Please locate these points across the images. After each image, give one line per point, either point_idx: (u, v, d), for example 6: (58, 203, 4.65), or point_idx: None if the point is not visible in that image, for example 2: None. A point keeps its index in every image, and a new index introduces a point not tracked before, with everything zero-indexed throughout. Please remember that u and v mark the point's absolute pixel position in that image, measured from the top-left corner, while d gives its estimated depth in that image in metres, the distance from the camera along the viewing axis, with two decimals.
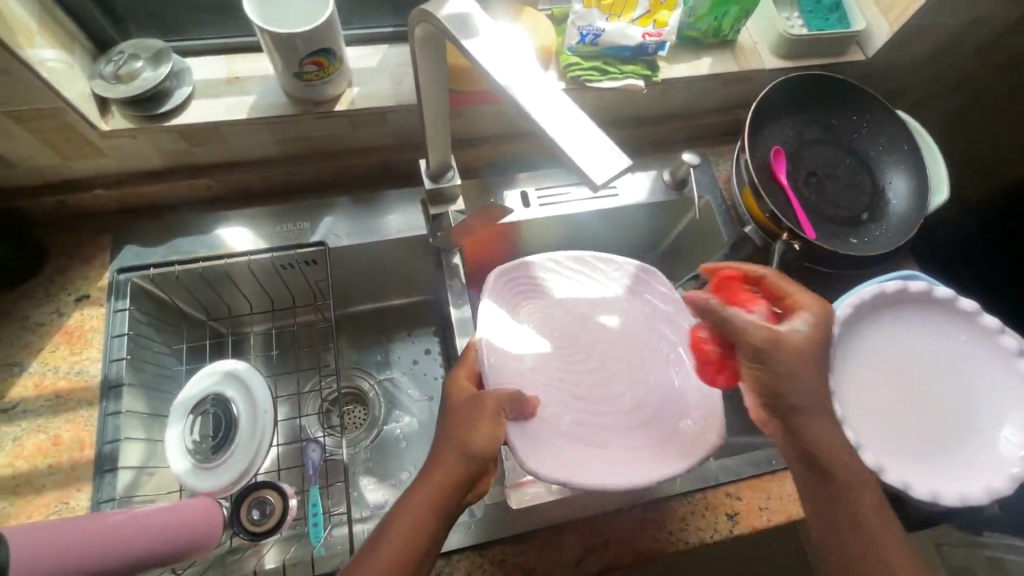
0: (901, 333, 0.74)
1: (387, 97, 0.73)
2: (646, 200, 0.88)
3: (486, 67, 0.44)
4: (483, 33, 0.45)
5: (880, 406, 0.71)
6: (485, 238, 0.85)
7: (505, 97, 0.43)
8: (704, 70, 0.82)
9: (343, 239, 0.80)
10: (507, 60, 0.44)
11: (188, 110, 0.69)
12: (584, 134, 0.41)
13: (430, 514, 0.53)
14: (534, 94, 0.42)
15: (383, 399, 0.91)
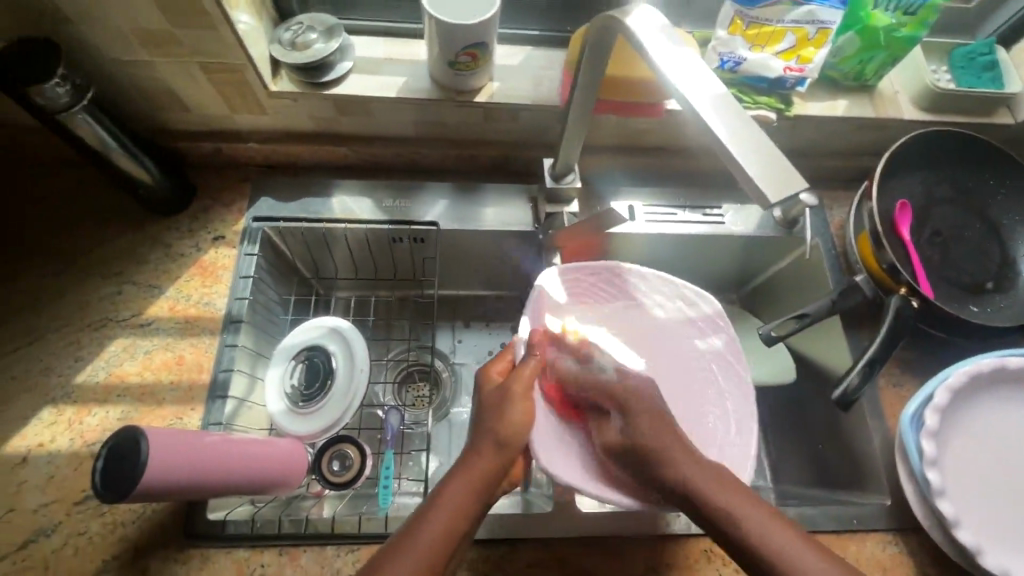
0: (1015, 413, 0.69)
1: (525, 96, 0.77)
2: (753, 234, 0.88)
3: (667, 75, 0.43)
4: (668, 41, 0.45)
5: (981, 485, 0.67)
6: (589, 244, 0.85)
7: (682, 106, 0.43)
8: (839, 112, 0.80)
9: (453, 223, 0.84)
10: (688, 71, 0.44)
11: (345, 83, 0.75)
12: (764, 152, 0.39)
13: (473, 498, 0.55)
14: (712, 106, 0.42)
15: (453, 383, 0.89)
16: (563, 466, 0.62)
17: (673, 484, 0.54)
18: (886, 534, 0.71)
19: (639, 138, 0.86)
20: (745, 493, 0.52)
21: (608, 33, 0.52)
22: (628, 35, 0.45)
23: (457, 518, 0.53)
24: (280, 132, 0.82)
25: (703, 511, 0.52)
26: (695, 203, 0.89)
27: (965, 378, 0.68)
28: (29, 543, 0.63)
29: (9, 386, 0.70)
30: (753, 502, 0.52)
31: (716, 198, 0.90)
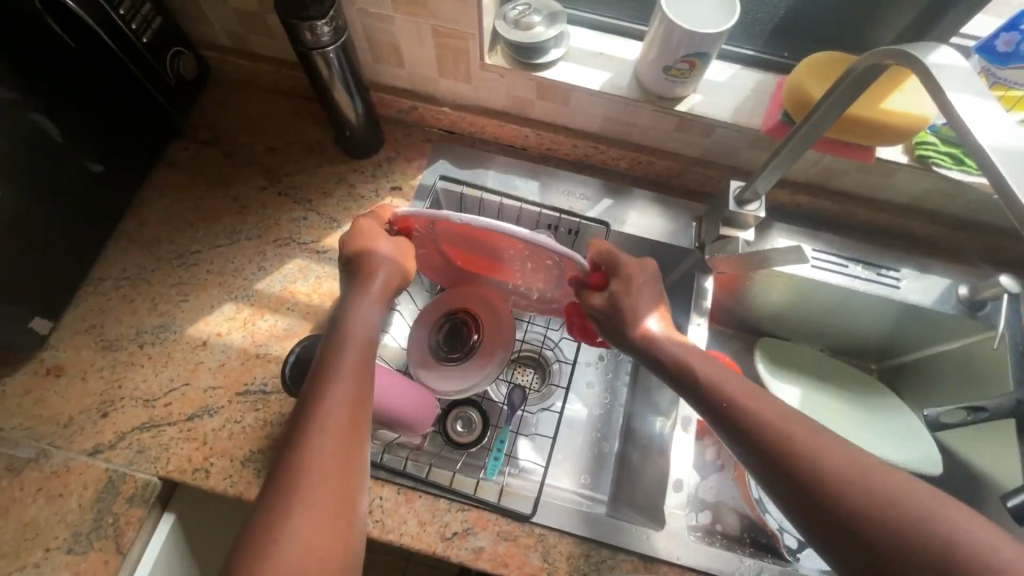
0: None
1: (725, 113, 0.75)
2: (929, 307, 0.81)
3: (968, 124, 0.41)
4: (973, 92, 0.42)
5: None
6: (729, 280, 0.86)
7: (979, 160, 0.40)
8: None
9: (615, 224, 0.84)
10: (991, 124, 0.41)
11: (553, 69, 0.77)
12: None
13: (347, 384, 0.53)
14: (1015, 165, 0.39)
15: (561, 376, 0.89)
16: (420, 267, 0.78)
17: (743, 420, 0.51)
18: None
19: (827, 180, 0.82)
20: (823, 436, 0.48)
21: (881, 70, 0.51)
22: (929, 75, 0.43)
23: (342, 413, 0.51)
24: (474, 103, 0.86)
25: (780, 463, 0.48)
26: (869, 260, 0.83)
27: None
28: (194, 418, 0.71)
29: (204, 278, 0.80)
30: (833, 447, 0.47)
31: (893, 260, 0.84)
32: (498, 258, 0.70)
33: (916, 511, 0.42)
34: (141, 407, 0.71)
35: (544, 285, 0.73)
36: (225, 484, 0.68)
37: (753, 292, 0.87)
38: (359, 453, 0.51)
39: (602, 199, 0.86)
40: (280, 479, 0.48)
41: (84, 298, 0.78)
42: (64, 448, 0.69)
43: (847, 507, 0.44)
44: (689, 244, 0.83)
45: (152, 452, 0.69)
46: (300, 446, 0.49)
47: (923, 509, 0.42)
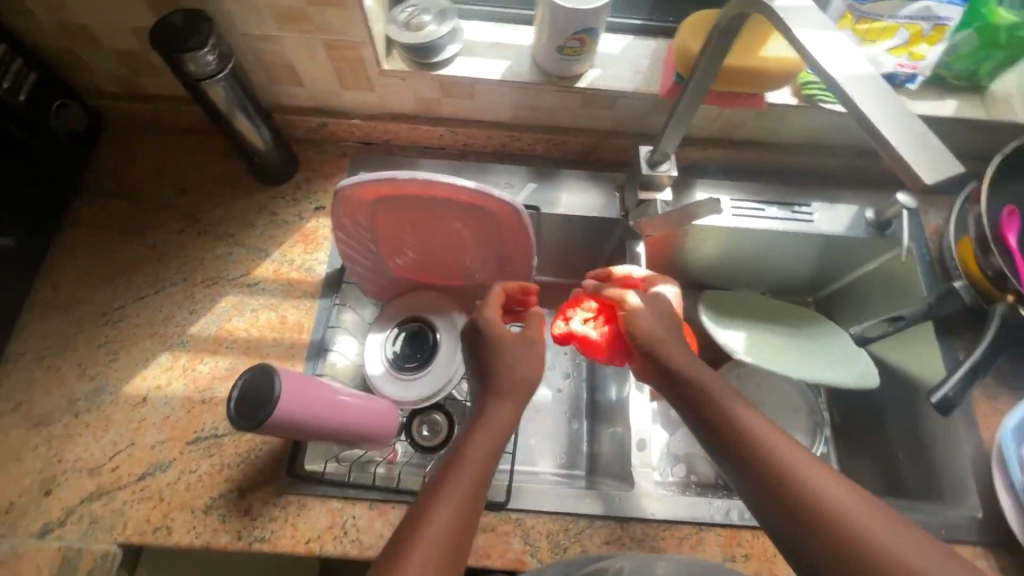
0: None
1: (624, 83, 0.78)
2: (842, 234, 0.86)
3: (817, 59, 0.44)
4: (816, 28, 0.46)
5: None
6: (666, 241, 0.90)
7: (831, 89, 0.43)
8: (948, 113, 0.78)
9: (544, 206, 0.86)
10: (837, 55, 0.45)
11: (452, 65, 0.78)
12: (919, 140, 0.40)
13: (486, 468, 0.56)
14: (862, 87, 0.42)
15: None
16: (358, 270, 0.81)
17: (766, 461, 0.52)
18: (977, 547, 0.69)
19: (731, 132, 0.86)
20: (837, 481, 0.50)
21: (743, 20, 0.54)
22: (778, 20, 0.47)
23: (478, 491, 0.54)
24: (383, 111, 0.86)
25: (789, 492, 0.50)
26: (783, 201, 0.88)
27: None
28: (146, 476, 0.69)
29: (134, 332, 0.77)
30: (839, 481, 0.50)
31: (805, 197, 0.89)
32: (435, 237, 0.76)
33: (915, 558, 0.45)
34: (86, 476, 0.68)
35: (488, 267, 0.80)
36: (190, 536, 0.66)
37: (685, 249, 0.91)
38: (463, 539, 0.52)
39: (527, 184, 0.88)
40: (406, 529, 0.51)
41: (5, 376, 0.74)
42: (9, 536, 0.65)
43: (865, 565, 0.46)
44: (615, 214, 0.86)
45: (106, 521, 0.66)
46: (441, 488, 0.53)
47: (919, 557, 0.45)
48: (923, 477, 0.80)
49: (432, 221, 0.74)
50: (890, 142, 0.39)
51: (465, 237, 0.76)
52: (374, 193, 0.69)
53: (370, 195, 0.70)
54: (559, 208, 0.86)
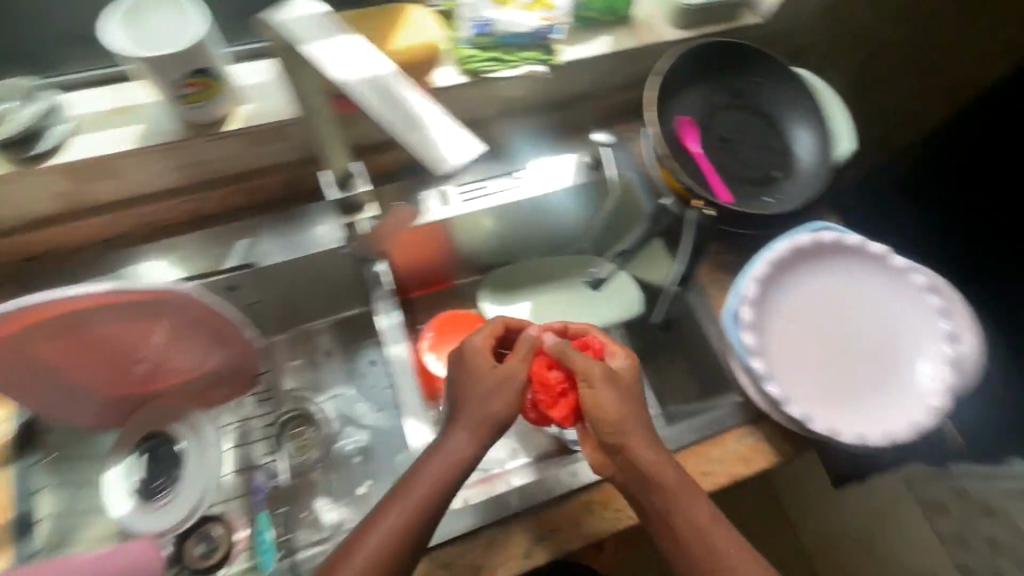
0: (817, 289, 0.75)
1: (282, 109, 0.71)
2: (569, 183, 0.88)
3: (340, 76, 0.48)
4: (331, 44, 0.49)
5: (801, 356, 0.72)
6: (425, 240, 0.88)
7: (360, 101, 0.48)
8: (604, 49, 0.81)
9: (269, 257, 0.77)
10: (357, 63, 0.49)
11: (67, 148, 0.66)
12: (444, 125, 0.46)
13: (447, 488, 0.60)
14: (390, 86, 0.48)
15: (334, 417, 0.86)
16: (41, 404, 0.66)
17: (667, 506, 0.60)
18: (742, 428, 0.76)
19: None
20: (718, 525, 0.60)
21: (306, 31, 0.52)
22: (296, 46, 0.49)
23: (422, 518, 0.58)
24: (20, 220, 0.72)
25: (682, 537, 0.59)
26: (504, 167, 0.89)
27: (766, 263, 0.73)
28: None
29: None
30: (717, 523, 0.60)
31: (526, 160, 0.90)
32: (131, 346, 0.66)
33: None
34: None
35: (213, 355, 0.73)
36: None
37: (436, 244, 0.90)
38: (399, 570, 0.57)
39: (242, 241, 0.79)
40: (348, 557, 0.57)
41: None
42: None
43: None
44: (338, 243, 0.78)
45: None
46: (378, 519, 0.58)
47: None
48: (700, 377, 0.87)
49: (109, 337, 0.64)
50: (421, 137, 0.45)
51: (163, 339, 0.68)
52: (10, 333, 0.57)
53: (10, 329, 0.56)
54: (286, 254, 0.78)
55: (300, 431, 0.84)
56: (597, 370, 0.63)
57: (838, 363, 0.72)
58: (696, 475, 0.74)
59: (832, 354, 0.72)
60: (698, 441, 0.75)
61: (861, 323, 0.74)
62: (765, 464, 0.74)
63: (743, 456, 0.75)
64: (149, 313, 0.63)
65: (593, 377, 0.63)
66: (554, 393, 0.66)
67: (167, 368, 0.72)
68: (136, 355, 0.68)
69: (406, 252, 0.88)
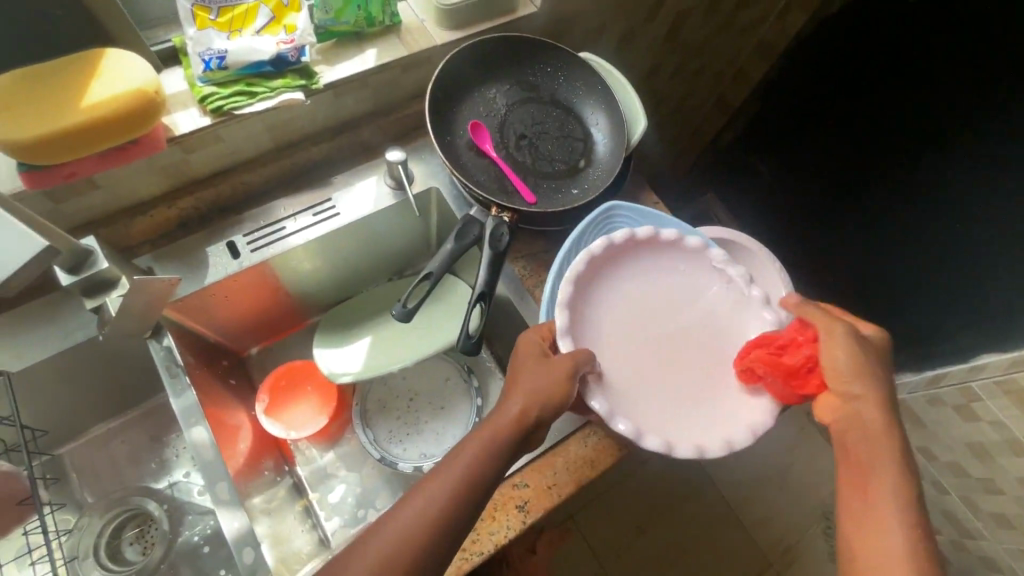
0: (633, 293, 0.68)
1: None
2: (372, 209, 0.83)
3: None
4: None
5: (640, 373, 0.65)
6: (233, 303, 0.84)
7: None
8: (369, 64, 0.76)
9: (18, 358, 0.67)
10: None
11: None
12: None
13: (456, 504, 0.56)
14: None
15: (174, 509, 0.88)
16: None
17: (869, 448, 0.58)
18: (581, 431, 0.74)
19: (189, 173, 0.74)
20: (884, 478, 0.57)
21: None
22: None
23: (433, 534, 0.54)
24: None
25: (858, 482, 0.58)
26: (302, 205, 0.82)
27: (568, 289, 0.65)
28: None
29: None
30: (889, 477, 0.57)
31: (323, 190, 0.84)
32: None
33: (884, 549, 0.54)
34: None
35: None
36: None
37: (240, 295, 0.83)
38: None
39: None
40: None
41: None
42: None
43: (863, 546, 0.55)
44: (94, 328, 0.68)
45: None
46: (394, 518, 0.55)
47: (887, 546, 0.54)
48: None
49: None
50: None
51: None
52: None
53: None
54: (44, 351, 0.67)
55: (141, 530, 0.86)
56: (840, 330, 0.60)
57: (680, 369, 0.65)
58: (541, 492, 0.70)
59: (671, 361, 0.66)
60: (540, 455, 0.72)
61: (689, 313, 0.68)
62: (610, 463, 0.72)
63: (587, 461, 0.72)
64: None
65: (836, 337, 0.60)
66: (802, 364, 0.60)
67: None
68: None
69: (228, 299, 0.81)
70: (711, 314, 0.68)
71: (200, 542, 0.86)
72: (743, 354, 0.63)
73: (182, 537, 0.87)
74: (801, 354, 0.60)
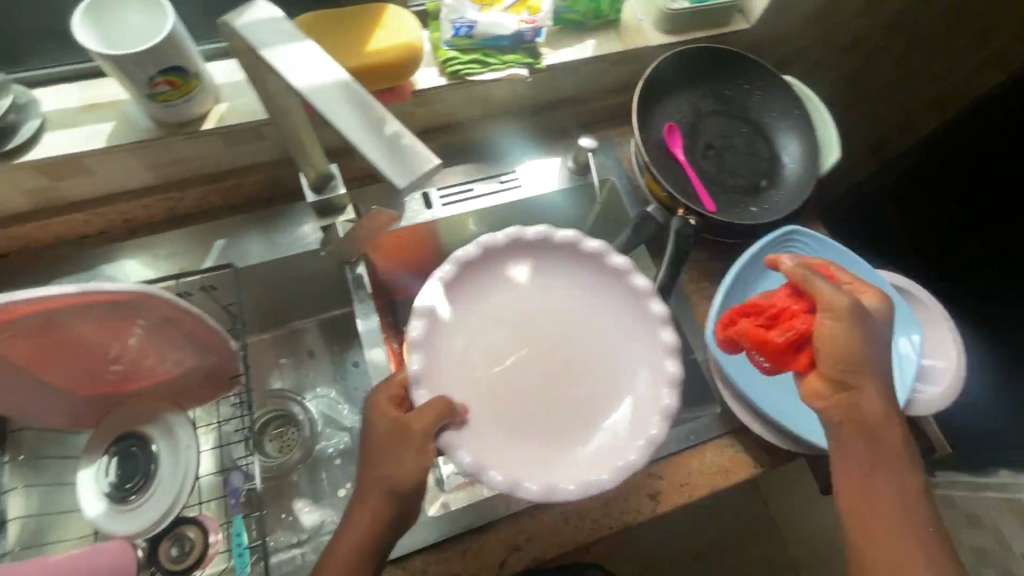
0: (473, 311, 0.65)
1: (258, 110, 0.70)
2: (552, 188, 0.88)
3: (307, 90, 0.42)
4: (297, 56, 0.43)
5: (505, 390, 0.62)
6: (404, 246, 0.88)
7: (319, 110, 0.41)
8: (588, 53, 0.81)
9: (246, 258, 0.78)
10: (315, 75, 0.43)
11: (39, 146, 0.65)
12: (397, 137, 0.41)
13: (375, 535, 0.56)
14: (335, 94, 0.42)
15: (316, 419, 0.97)
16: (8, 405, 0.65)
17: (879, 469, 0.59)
18: (720, 439, 0.75)
19: (407, 124, 0.82)
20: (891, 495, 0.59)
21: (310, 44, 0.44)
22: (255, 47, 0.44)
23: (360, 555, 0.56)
24: None
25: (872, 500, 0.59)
26: (489, 172, 0.88)
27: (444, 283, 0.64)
28: None
29: None
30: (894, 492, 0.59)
31: (509, 162, 0.89)
32: (111, 341, 0.66)
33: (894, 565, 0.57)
34: None
35: (187, 354, 0.72)
36: None
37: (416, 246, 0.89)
38: None
39: (219, 242, 0.78)
40: None
41: None
42: None
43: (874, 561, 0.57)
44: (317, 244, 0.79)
45: None
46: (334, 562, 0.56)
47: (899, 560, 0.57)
48: None
49: (62, 341, 0.64)
50: (366, 151, 0.39)
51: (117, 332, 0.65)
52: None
53: None
54: (269, 255, 0.78)
55: (287, 431, 0.96)
56: (840, 307, 0.57)
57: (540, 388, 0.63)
58: (675, 487, 0.72)
59: (527, 366, 0.64)
60: (679, 452, 0.74)
61: (550, 332, 0.66)
62: (744, 475, 0.74)
63: (722, 468, 0.74)
64: (134, 314, 0.63)
65: (843, 311, 0.57)
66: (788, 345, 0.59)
67: (142, 366, 0.71)
68: (116, 352, 0.68)
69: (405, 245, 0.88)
70: (559, 336, 0.66)
71: (333, 454, 0.95)
72: (729, 325, 0.63)
73: (318, 445, 0.96)
74: (792, 330, 0.59)
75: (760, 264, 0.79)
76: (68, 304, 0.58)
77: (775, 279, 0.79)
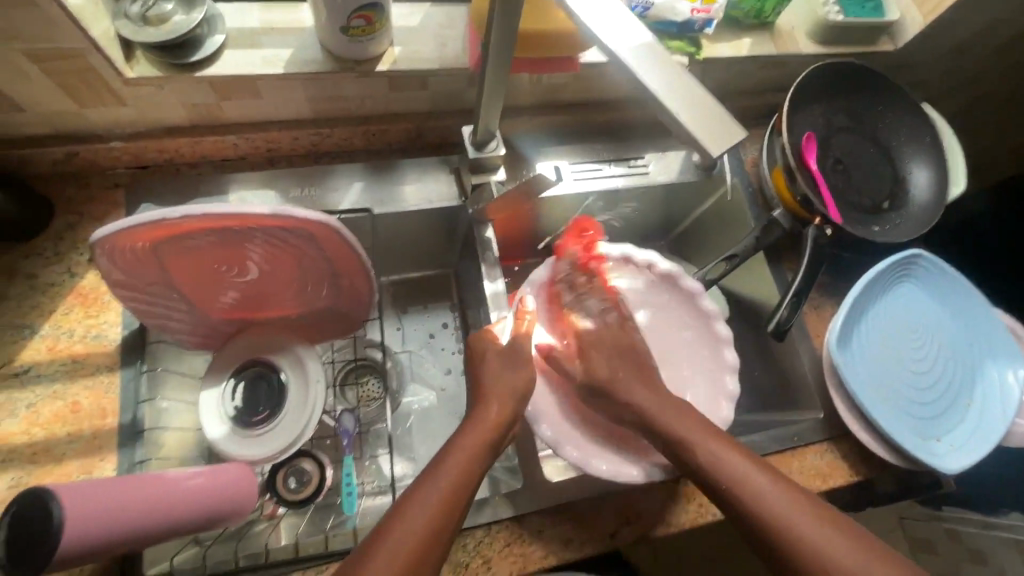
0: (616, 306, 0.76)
1: (431, 59, 0.70)
2: (676, 179, 0.89)
3: (594, 31, 0.43)
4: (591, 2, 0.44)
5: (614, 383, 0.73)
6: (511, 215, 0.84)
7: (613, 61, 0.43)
8: (744, 52, 0.82)
9: (375, 206, 0.77)
10: (613, 24, 0.44)
11: (220, 60, 0.64)
12: (696, 101, 0.41)
13: (479, 454, 0.58)
14: (636, 56, 0.43)
15: (400, 372, 0.89)
16: (150, 314, 0.65)
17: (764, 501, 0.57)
18: (821, 444, 0.77)
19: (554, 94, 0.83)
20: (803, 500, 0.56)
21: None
22: None
23: (456, 488, 0.56)
24: (146, 126, 0.70)
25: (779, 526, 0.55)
26: (618, 155, 0.89)
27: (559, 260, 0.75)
28: None
29: None
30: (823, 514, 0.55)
31: (637, 148, 0.90)
32: (260, 266, 0.66)
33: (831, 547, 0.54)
34: None
35: (323, 292, 0.72)
36: None
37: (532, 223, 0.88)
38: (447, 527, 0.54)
39: (356, 183, 0.77)
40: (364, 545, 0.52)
41: None
42: None
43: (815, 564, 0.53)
44: (456, 201, 0.79)
45: None
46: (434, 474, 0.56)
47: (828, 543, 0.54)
48: (774, 388, 0.86)
49: (219, 261, 0.63)
50: (676, 112, 0.40)
51: (270, 259, 0.65)
52: (149, 240, 0.56)
53: (164, 235, 0.56)
54: (407, 203, 0.78)
55: (369, 381, 0.86)
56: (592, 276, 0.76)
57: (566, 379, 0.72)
58: None
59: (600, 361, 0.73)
60: (782, 451, 0.76)
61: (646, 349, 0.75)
62: (840, 482, 0.76)
63: (820, 471, 0.76)
64: (295, 243, 0.63)
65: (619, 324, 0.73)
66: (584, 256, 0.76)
67: (279, 295, 0.71)
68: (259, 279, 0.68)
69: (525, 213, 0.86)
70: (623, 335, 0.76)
71: (417, 411, 0.87)
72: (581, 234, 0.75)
73: (402, 399, 0.87)
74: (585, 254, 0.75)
75: (884, 282, 0.80)
76: (245, 221, 0.57)
77: (893, 298, 0.81)
